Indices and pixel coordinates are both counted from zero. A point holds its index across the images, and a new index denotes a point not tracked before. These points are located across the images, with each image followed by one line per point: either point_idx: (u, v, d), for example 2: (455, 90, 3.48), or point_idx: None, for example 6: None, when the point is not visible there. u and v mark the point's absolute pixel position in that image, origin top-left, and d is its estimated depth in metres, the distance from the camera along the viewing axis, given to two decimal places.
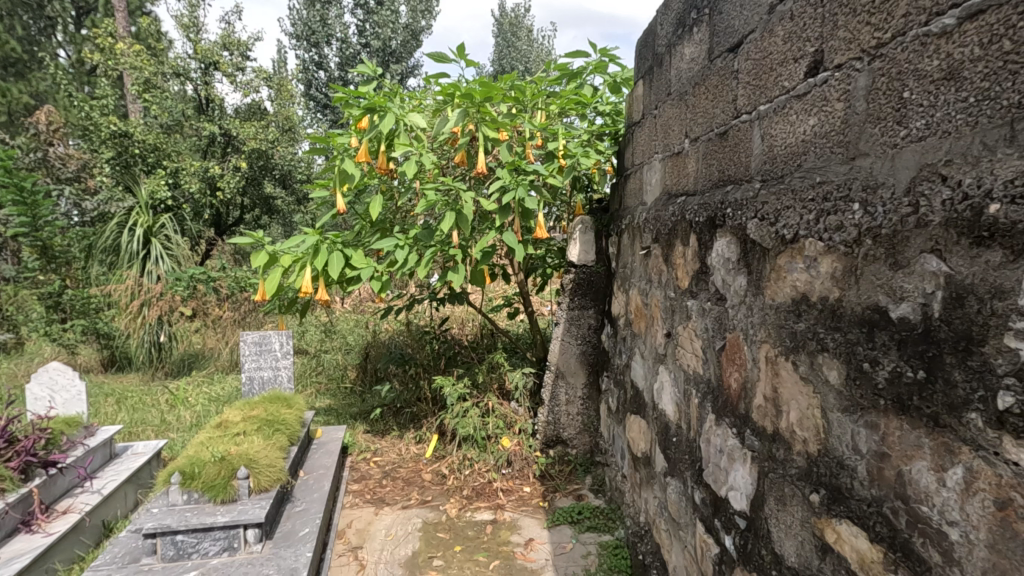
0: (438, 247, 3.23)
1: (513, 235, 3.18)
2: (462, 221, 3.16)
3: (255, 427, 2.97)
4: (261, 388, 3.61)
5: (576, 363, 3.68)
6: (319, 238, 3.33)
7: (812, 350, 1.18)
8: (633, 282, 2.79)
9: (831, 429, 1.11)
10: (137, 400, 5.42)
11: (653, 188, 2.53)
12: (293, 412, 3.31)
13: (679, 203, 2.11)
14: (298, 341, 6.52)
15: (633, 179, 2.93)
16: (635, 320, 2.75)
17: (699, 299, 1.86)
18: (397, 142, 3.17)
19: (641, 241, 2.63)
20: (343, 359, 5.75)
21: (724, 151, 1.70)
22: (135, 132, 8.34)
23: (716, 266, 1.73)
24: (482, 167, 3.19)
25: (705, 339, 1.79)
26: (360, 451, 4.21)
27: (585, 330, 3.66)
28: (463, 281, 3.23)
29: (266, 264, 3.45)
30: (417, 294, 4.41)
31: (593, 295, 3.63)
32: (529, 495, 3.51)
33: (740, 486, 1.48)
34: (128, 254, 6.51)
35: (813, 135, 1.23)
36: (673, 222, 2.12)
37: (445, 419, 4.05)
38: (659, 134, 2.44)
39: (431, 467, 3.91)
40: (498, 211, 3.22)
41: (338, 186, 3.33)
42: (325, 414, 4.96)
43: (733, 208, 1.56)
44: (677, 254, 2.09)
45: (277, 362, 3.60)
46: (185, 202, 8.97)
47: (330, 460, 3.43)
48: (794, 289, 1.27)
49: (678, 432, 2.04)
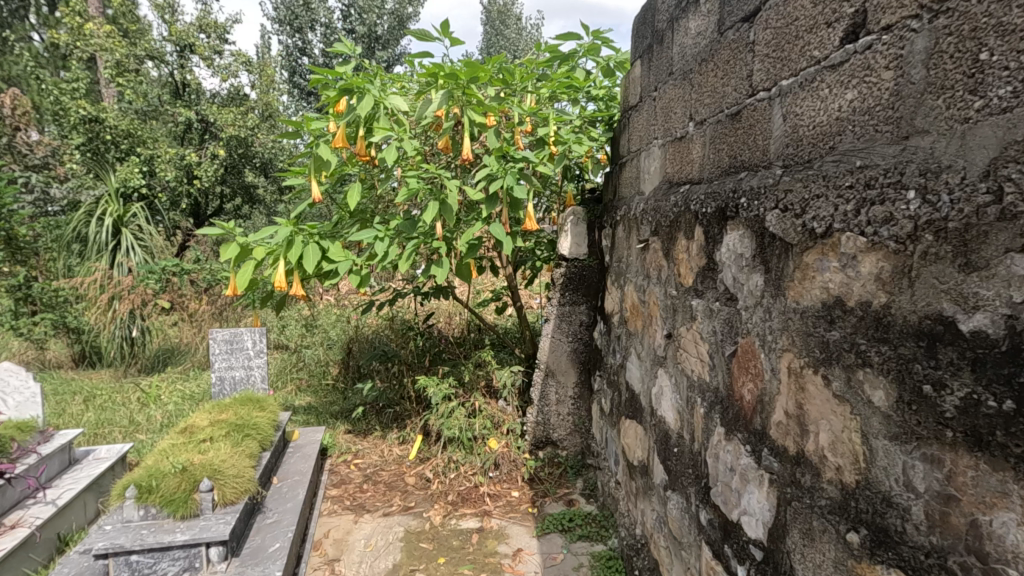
0: (421, 239, 3.02)
1: (501, 227, 2.98)
2: (447, 211, 2.95)
3: (223, 432, 2.77)
4: (232, 389, 3.38)
5: (566, 361, 3.52)
6: (293, 230, 3.10)
7: (849, 364, 1.00)
8: (629, 277, 2.61)
9: (873, 458, 0.94)
10: (106, 399, 5.16)
11: (652, 177, 2.35)
12: (266, 415, 3.10)
13: (681, 192, 1.93)
14: (278, 336, 6.29)
15: (628, 168, 2.75)
16: (631, 318, 2.58)
17: (705, 298, 1.69)
18: (376, 126, 2.95)
19: (638, 234, 2.45)
20: (325, 355, 5.54)
21: (737, 134, 1.52)
22: (106, 117, 7.98)
23: (725, 262, 1.55)
24: (468, 155, 2.98)
25: (713, 343, 1.62)
26: (340, 454, 4.01)
27: (577, 327, 3.50)
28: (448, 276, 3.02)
29: (239, 257, 3.24)
30: (401, 288, 4.21)
31: (585, 290, 3.46)
32: (517, 500, 3.34)
33: (755, 512, 1.32)
34: (96, 245, 6.24)
35: (850, 112, 1.05)
36: (675, 212, 1.94)
37: (430, 420, 3.87)
38: (658, 118, 2.25)
39: (415, 470, 3.73)
40: (485, 201, 3.02)
41: (313, 173, 3.10)
42: (304, 413, 4.75)
43: (748, 198, 1.38)
44: (679, 249, 1.92)
45: (250, 362, 3.38)
46: (160, 191, 8.63)
47: (307, 466, 3.21)
48: (824, 291, 1.09)
49: (680, 442, 1.88)
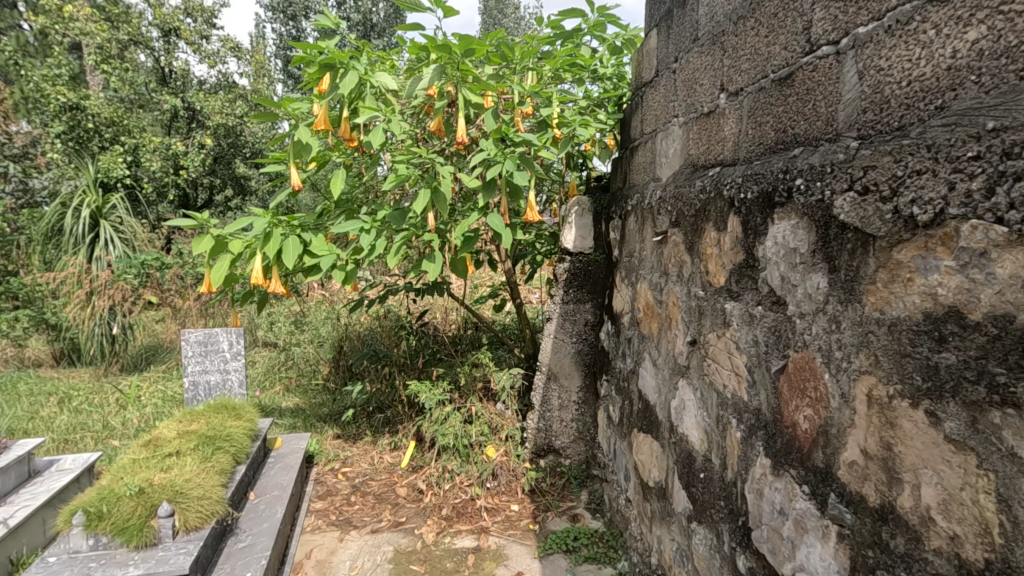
0: (410, 232, 2.73)
1: (500, 218, 2.68)
2: (440, 200, 2.67)
3: (191, 445, 2.50)
4: (207, 395, 3.11)
5: (570, 364, 3.27)
6: (271, 221, 2.82)
7: (973, 401, 0.74)
8: (642, 274, 2.35)
9: (1018, 535, 0.68)
10: (83, 401, 4.89)
11: (671, 162, 2.07)
12: (242, 424, 2.83)
13: (710, 175, 1.65)
14: (266, 333, 6.00)
15: (641, 153, 2.48)
16: (644, 320, 2.32)
17: (741, 302, 1.43)
18: (362, 106, 2.65)
19: (654, 226, 2.18)
20: (315, 353, 5.27)
21: (787, 102, 1.25)
22: (88, 104, 7.65)
23: (771, 259, 1.29)
24: (463, 138, 2.70)
25: (754, 356, 1.35)
26: (327, 462, 3.75)
27: (581, 327, 3.24)
28: (440, 272, 2.73)
29: (214, 251, 2.97)
30: (392, 283, 3.93)
31: (590, 287, 3.19)
32: (517, 515, 3.09)
33: (817, 571, 1.06)
34: (72, 238, 5.86)
35: (971, 57, 0.78)
36: (702, 199, 1.68)
37: (423, 426, 3.61)
38: (680, 93, 1.98)
39: (407, 480, 3.47)
40: (482, 189, 2.72)
41: (292, 159, 2.81)
42: (291, 416, 4.49)
43: (808, 178, 1.11)
44: (707, 242, 1.65)
45: (226, 366, 3.11)
46: (146, 182, 8.32)
47: (289, 479, 2.94)
48: (929, 300, 0.83)
49: (707, 468, 1.62)
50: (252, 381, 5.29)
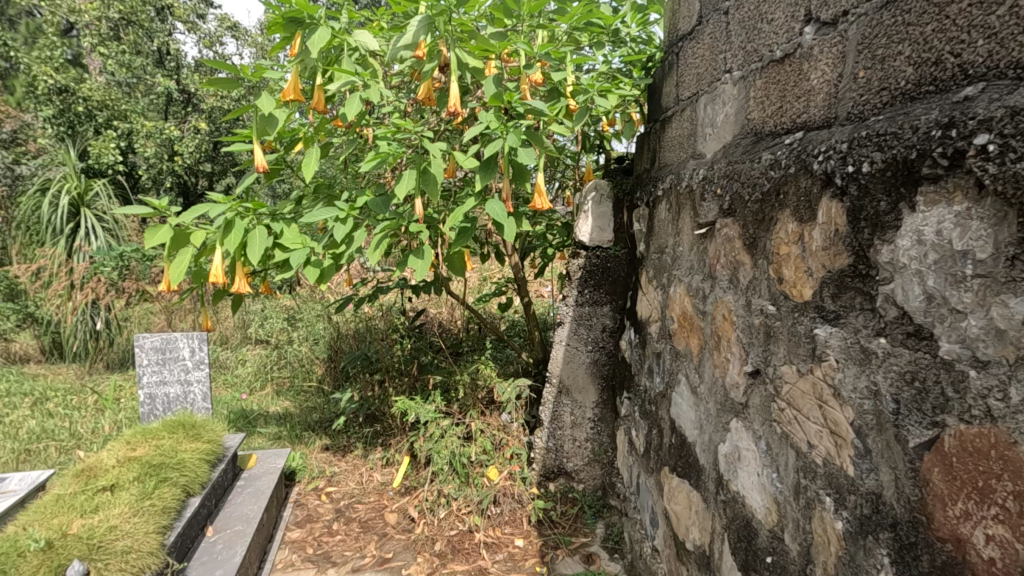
0: (393, 222, 2.27)
1: (501, 205, 2.19)
2: (429, 182, 2.22)
3: (132, 477, 2.10)
4: (165, 410, 2.71)
5: (584, 377, 2.84)
6: (232, 209, 2.38)
7: None
8: (676, 276, 1.89)
9: None
10: (58, 403, 4.55)
11: (719, 132, 1.60)
12: (200, 446, 2.42)
13: (786, 144, 1.18)
14: (258, 328, 5.61)
15: (675, 126, 2.00)
16: (678, 333, 1.87)
17: (844, 328, 0.96)
18: (335, 69, 2.18)
19: (695, 216, 1.71)
20: (308, 352, 4.89)
21: (945, 12, 0.77)
22: (78, 87, 7.32)
23: (907, 269, 0.82)
24: (457, 107, 2.24)
25: (868, 413, 0.89)
26: (310, 480, 3.36)
27: (598, 333, 2.79)
28: (429, 270, 2.26)
29: (172, 245, 2.55)
30: (384, 280, 3.51)
31: (609, 287, 2.75)
32: (521, 553, 2.67)
33: None
34: (52, 228, 5.53)
35: None
36: (773, 178, 1.21)
37: (417, 442, 3.21)
38: (734, 40, 1.50)
39: (397, 505, 3.08)
40: (479, 168, 2.21)
41: (255, 136, 2.36)
42: (277, 423, 4.11)
43: (1010, 130, 0.64)
44: (781, 238, 1.19)
45: (187, 377, 2.70)
46: (141, 169, 7.98)
47: (257, 509, 2.54)
48: None
49: (779, 553, 1.17)
50: (242, 383, 4.92)
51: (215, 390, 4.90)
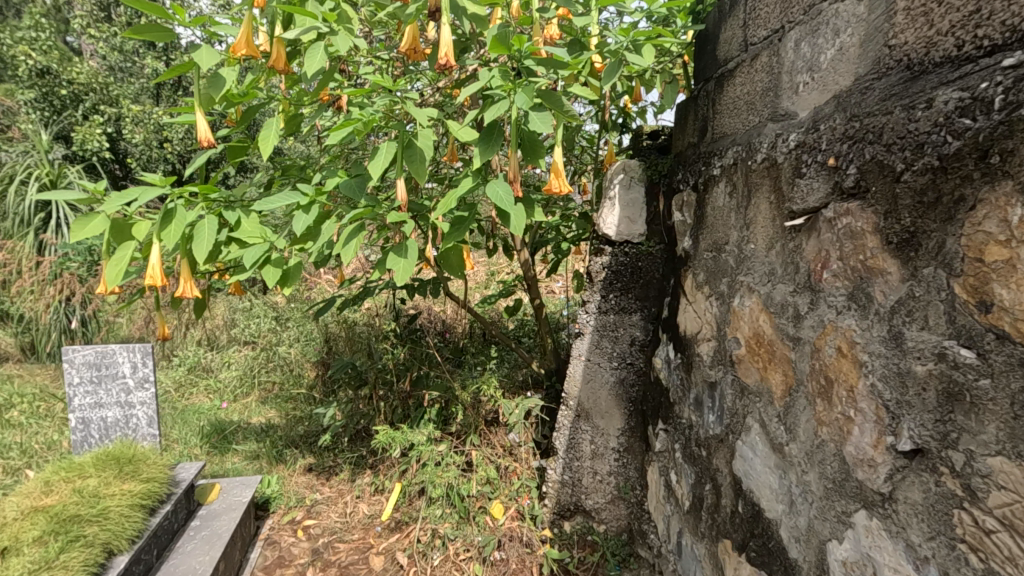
0: (369, 209, 1.79)
1: (506, 188, 1.70)
2: (415, 158, 1.73)
3: (33, 539, 1.67)
4: (102, 437, 2.25)
5: (608, 399, 2.36)
6: (178, 194, 1.92)
7: None
8: (745, 284, 1.39)
9: None
10: (19, 410, 4.13)
11: (826, 75, 1.09)
12: (135, 488, 1.96)
13: (1001, 66, 0.68)
14: (246, 327, 5.18)
15: (740, 81, 1.49)
16: (748, 362, 1.38)
17: None
18: (293, 10, 1.69)
19: (781, 201, 1.21)
20: (297, 354, 4.44)
21: None
22: (62, 69, 6.92)
23: None
24: (449, 61, 1.74)
25: None
26: (287, 511, 2.92)
27: (625, 347, 2.31)
28: (415, 271, 1.78)
29: (111, 237, 2.07)
30: (374, 280, 3.04)
31: (639, 290, 2.26)
32: None
33: None
34: (22, 218, 5.12)
35: None
36: (971, 128, 0.70)
37: (412, 469, 2.82)
38: None
39: (384, 545, 2.63)
40: (479, 141, 1.72)
41: (198, 102, 1.88)
42: (258, 437, 3.67)
43: None
44: (993, 236, 0.68)
45: (128, 399, 2.24)
46: (132, 157, 7.57)
47: (208, 560, 2.08)
48: None
49: None
50: (226, 389, 4.48)
51: (197, 397, 4.46)
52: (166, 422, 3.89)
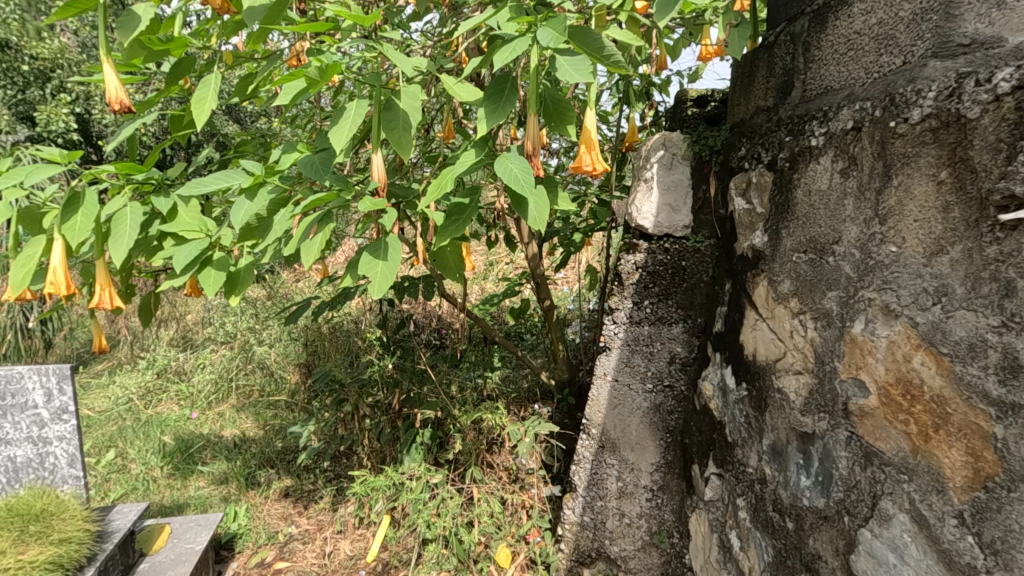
0: (335, 193, 1.31)
1: (523, 165, 1.24)
2: (396, 119, 1.24)
3: None
4: (11, 481, 1.88)
5: (639, 429, 1.93)
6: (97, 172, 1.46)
7: None
8: (880, 306, 0.94)
9: None
10: None
11: None
12: (40, 552, 1.56)
13: None
14: (223, 325, 4.71)
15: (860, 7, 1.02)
16: (882, 418, 0.96)
17: None
18: None
19: (973, 185, 0.79)
20: (276, 356, 3.98)
21: None
22: (23, 42, 6.37)
23: None
24: None
25: None
26: (257, 551, 2.50)
27: (662, 366, 1.87)
28: (395, 278, 1.32)
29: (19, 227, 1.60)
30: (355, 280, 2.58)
31: (681, 296, 1.82)
32: None
33: None
34: None
35: None
36: None
37: (402, 501, 2.40)
38: None
39: None
40: (486, 100, 1.25)
41: (104, 49, 1.39)
42: (228, 454, 3.23)
43: None
44: None
45: (41, 435, 1.88)
46: (105, 139, 7.04)
47: None
48: None
49: None
50: (198, 395, 4.03)
51: (165, 405, 4.01)
52: (126, 436, 3.45)
